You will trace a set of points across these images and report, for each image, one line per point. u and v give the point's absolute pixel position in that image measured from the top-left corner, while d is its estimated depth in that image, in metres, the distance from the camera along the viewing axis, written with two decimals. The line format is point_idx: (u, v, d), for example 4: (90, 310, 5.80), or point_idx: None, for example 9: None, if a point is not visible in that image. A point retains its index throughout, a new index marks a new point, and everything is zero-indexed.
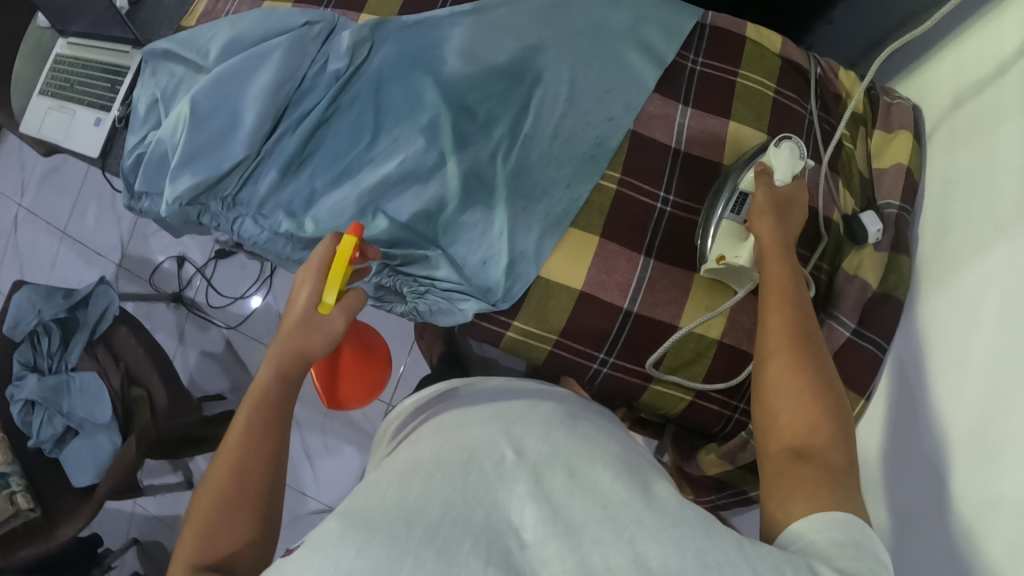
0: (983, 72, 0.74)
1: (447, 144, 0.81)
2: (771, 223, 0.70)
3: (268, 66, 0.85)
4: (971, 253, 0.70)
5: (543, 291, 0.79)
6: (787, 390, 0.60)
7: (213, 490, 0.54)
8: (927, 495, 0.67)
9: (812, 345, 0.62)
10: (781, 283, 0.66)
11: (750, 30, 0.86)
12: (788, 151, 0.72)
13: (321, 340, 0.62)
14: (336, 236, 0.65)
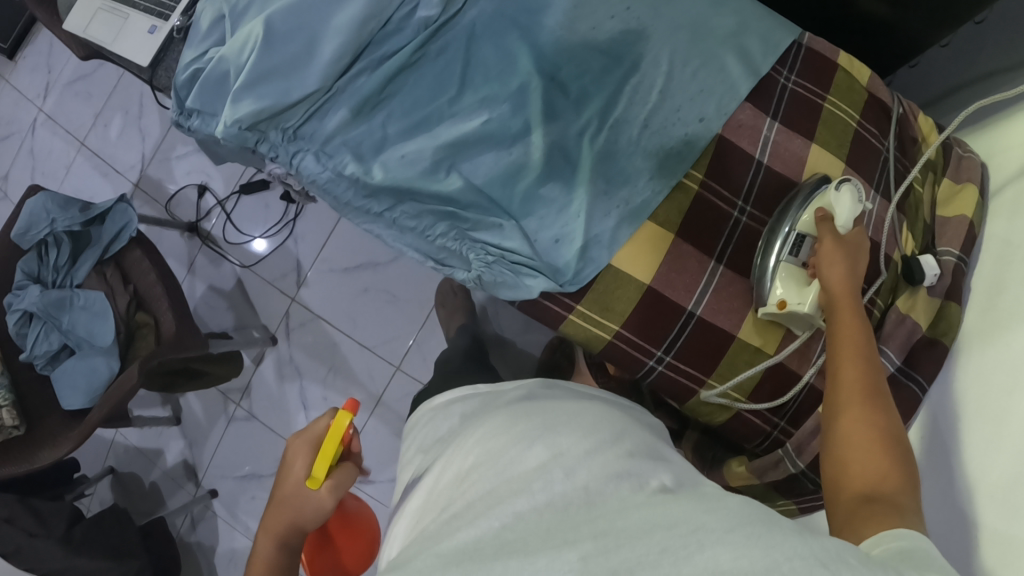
0: None
1: (535, 114, 0.80)
2: (841, 270, 0.69)
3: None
4: (1023, 313, 0.71)
5: (611, 279, 0.78)
6: (857, 435, 0.58)
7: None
8: (950, 542, 0.68)
9: (884, 397, 0.60)
10: (851, 331, 0.65)
11: (843, 58, 0.87)
12: (849, 195, 0.72)
13: (312, 514, 0.64)
14: (330, 409, 0.67)
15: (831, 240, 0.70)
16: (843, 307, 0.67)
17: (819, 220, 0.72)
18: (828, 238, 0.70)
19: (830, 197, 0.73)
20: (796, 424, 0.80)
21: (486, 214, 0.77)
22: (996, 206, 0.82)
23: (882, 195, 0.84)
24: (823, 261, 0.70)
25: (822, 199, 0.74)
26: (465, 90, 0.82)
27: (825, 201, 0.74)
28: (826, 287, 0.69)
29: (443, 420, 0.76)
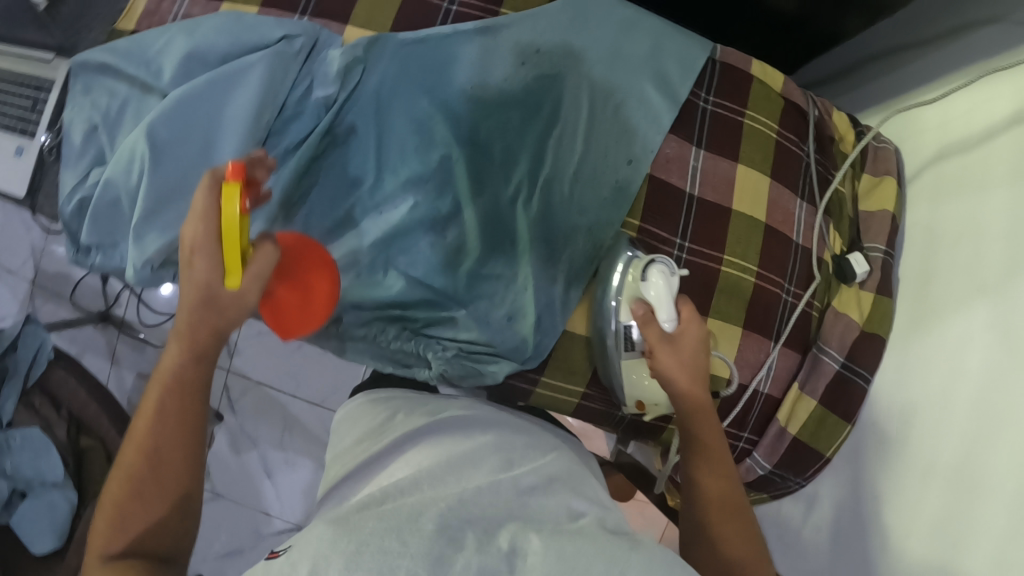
0: (972, 131, 0.79)
1: (463, 191, 0.78)
2: (677, 368, 0.67)
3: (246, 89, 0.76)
4: (955, 305, 0.77)
5: (569, 344, 0.78)
6: (733, 550, 0.63)
7: (110, 508, 0.53)
8: (904, 511, 0.76)
9: (742, 504, 0.66)
10: (708, 444, 0.67)
11: (756, 67, 0.87)
12: (658, 283, 0.68)
13: (234, 314, 0.58)
14: (212, 183, 0.54)
15: (662, 347, 0.68)
16: (700, 415, 0.68)
17: (642, 317, 0.69)
18: (659, 347, 0.68)
19: (640, 288, 0.70)
20: (758, 433, 0.84)
21: (436, 309, 0.76)
22: (913, 195, 0.86)
23: (808, 203, 0.87)
24: (660, 369, 0.68)
25: (631, 290, 0.71)
26: (386, 171, 0.78)
27: (634, 291, 0.71)
28: (665, 381, 0.68)
29: (369, 414, 0.71)
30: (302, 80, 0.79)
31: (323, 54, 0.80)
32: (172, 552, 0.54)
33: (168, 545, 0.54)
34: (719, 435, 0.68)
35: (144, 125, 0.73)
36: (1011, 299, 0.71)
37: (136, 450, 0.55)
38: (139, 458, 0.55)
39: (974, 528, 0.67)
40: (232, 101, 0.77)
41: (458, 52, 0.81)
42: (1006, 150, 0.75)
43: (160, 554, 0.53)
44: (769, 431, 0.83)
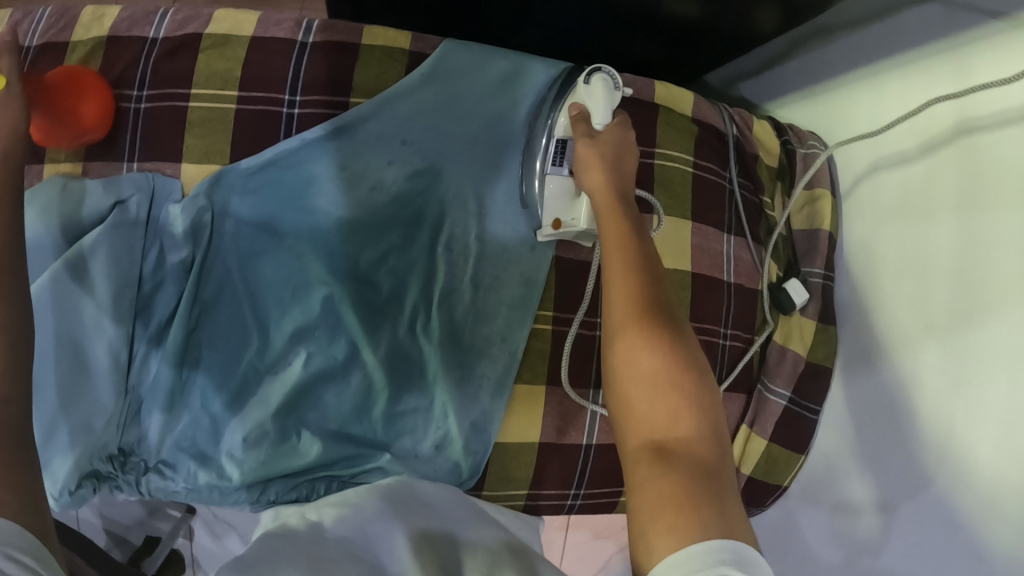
0: (906, 147, 0.72)
1: (355, 330, 0.72)
2: (606, 178, 0.64)
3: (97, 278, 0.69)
4: (902, 346, 0.72)
5: (503, 454, 0.76)
6: (643, 386, 0.50)
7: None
8: (875, 498, 0.72)
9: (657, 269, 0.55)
10: (617, 252, 0.56)
11: (660, 92, 0.78)
12: (600, 86, 0.68)
13: (15, 109, 0.59)
14: None
15: (599, 167, 0.64)
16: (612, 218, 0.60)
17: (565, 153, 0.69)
18: (586, 158, 0.65)
19: (581, 93, 0.70)
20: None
21: (362, 459, 0.73)
22: (852, 210, 0.80)
23: (737, 234, 0.80)
24: (591, 186, 0.64)
25: (576, 97, 0.71)
26: (272, 327, 0.73)
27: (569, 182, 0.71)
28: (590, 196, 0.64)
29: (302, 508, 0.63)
30: (152, 245, 0.72)
31: (164, 209, 0.72)
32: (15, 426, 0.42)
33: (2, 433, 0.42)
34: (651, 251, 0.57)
35: None
36: (958, 334, 0.66)
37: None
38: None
39: (938, 554, 0.66)
40: (92, 295, 0.69)
41: (311, 170, 0.73)
42: (948, 170, 0.67)
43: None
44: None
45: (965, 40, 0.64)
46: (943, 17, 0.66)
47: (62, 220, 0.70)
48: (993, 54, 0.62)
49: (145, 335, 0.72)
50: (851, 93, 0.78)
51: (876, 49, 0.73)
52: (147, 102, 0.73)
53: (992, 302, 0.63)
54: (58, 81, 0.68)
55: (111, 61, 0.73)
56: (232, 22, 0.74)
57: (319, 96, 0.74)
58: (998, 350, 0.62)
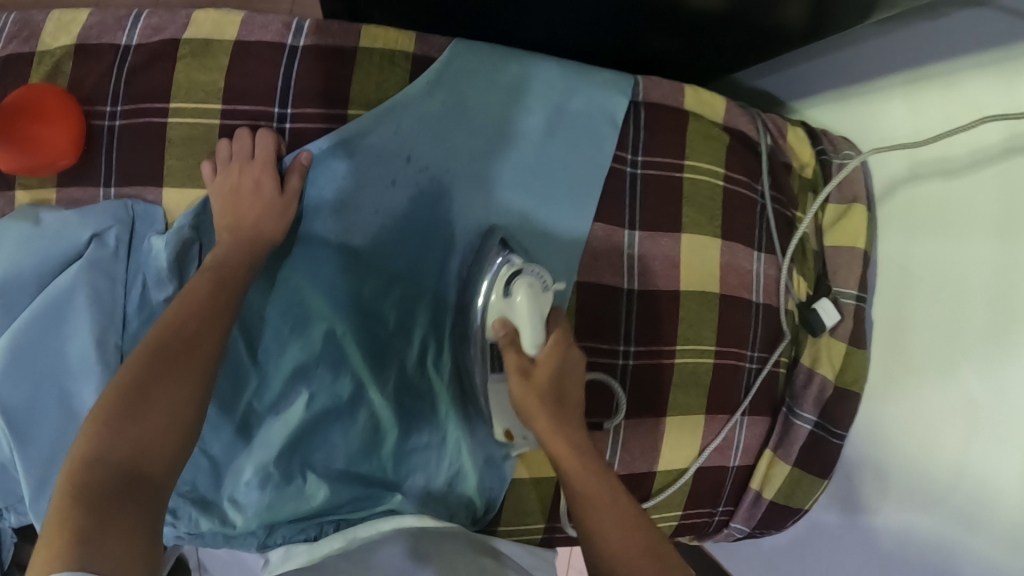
0: (954, 157, 0.65)
1: (361, 368, 0.68)
2: (551, 354, 0.59)
3: (80, 322, 0.65)
4: (934, 369, 0.67)
5: (520, 486, 0.73)
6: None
7: (39, 552, 0.38)
8: (901, 529, 0.69)
9: (596, 451, 0.55)
10: (568, 456, 0.54)
11: (689, 98, 0.71)
12: (528, 293, 0.60)
13: None
14: None
15: (546, 411, 0.56)
16: (534, 408, 0.56)
17: (508, 341, 0.60)
18: (512, 372, 0.57)
19: (508, 303, 0.62)
20: (734, 502, 0.78)
21: (370, 499, 0.70)
22: (886, 220, 0.75)
23: (766, 251, 0.75)
24: (544, 435, 0.56)
25: (500, 307, 0.63)
26: (269, 366, 0.68)
27: (502, 309, 0.62)
28: (520, 391, 0.57)
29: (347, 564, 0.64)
30: (136, 280, 0.68)
31: (145, 240, 0.67)
32: (143, 498, 0.44)
33: (153, 474, 0.46)
34: (577, 423, 0.57)
35: None
36: (997, 369, 0.61)
37: (72, 464, 0.43)
38: (105, 468, 0.44)
39: (967, 572, 0.63)
40: (77, 336, 0.65)
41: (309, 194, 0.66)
42: (994, 189, 0.61)
43: (133, 467, 0.45)
44: (744, 499, 0.78)
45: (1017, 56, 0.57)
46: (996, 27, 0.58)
47: (37, 256, 0.65)
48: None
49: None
50: (892, 97, 0.71)
51: (917, 55, 0.66)
52: (122, 119, 0.67)
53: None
54: (16, 109, 0.63)
55: (81, 78, 0.67)
56: (213, 25, 0.67)
57: (312, 108, 0.66)
58: None
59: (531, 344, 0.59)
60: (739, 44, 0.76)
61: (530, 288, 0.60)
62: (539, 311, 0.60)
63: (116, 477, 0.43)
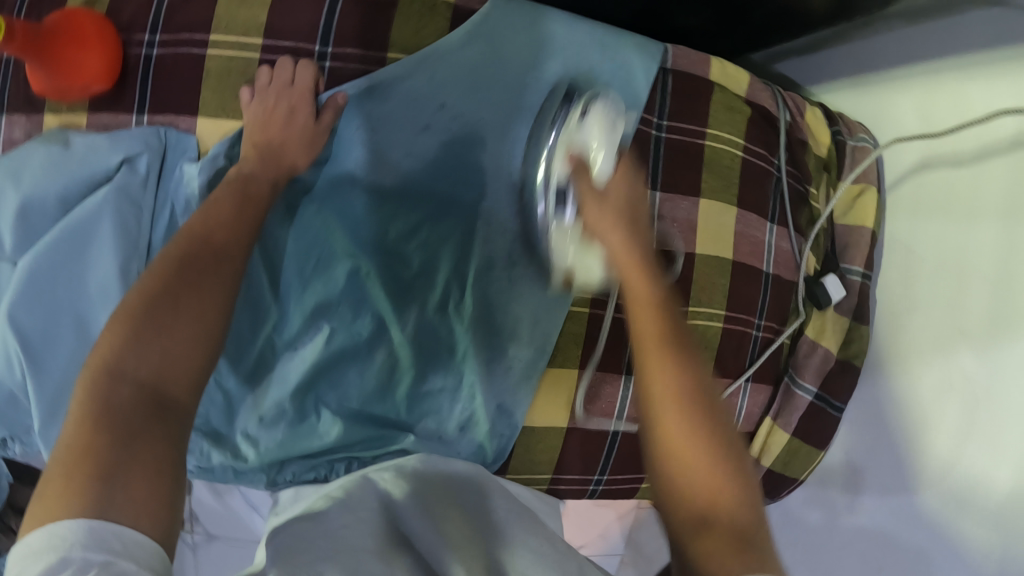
0: (961, 147, 0.67)
1: (383, 307, 0.69)
2: (627, 239, 0.60)
3: (104, 246, 0.65)
4: (933, 348, 0.69)
5: (529, 438, 0.75)
6: (684, 452, 0.49)
7: (61, 476, 0.44)
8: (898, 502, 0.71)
9: (679, 336, 0.54)
10: (642, 297, 0.56)
11: (714, 69, 0.74)
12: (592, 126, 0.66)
13: None
14: None
15: (619, 229, 0.61)
16: (632, 276, 0.57)
17: (576, 172, 0.64)
18: (607, 230, 0.61)
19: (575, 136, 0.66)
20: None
21: (382, 440, 0.71)
22: (893, 207, 0.77)
23: (778, 223, 0.77)
24: (613, 248, 0.60)
25: (569, 137, 0.67)
26: (290, 301, 0.69)
27: (567, 139, 0.67)
28: (609, 253, 0.60)
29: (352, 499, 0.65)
30: (163, 209, 0.68)
31: (175, 169, 0.67)
32: (161, 421, 0.49)
33: (176, 392, 0.51)
34: (671, 304, 0.56)
35: (8, 317, 0.63)
36: (995, 345, 0.63)
37: (96, 379, 0.48)
38: (127, 386, 0.49)
39: (954, 542, 0.65)
40: (100, 262, 0.65)
41: (342, 133, 0.68)
42: (1002, 176, 0.63)
43: (154, 388, 0.50)
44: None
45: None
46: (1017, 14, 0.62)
47: (65, 178, 0.66)
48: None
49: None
50: (907, 82, 0.73)
51: (936, 42, 0.69)
52: (159, 48, 0.67)
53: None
54: (54, 31, 0.62)
55: (118, 6, 0.68)
56: None
57: (350, 49, 0.67)
58: None
59: (601, 171, 0.65)
60: (761, 26, 0.77)
61: (603, 113, 0.66)
62: (606, 136, 0.66)
63: (141, 392, 0.49)
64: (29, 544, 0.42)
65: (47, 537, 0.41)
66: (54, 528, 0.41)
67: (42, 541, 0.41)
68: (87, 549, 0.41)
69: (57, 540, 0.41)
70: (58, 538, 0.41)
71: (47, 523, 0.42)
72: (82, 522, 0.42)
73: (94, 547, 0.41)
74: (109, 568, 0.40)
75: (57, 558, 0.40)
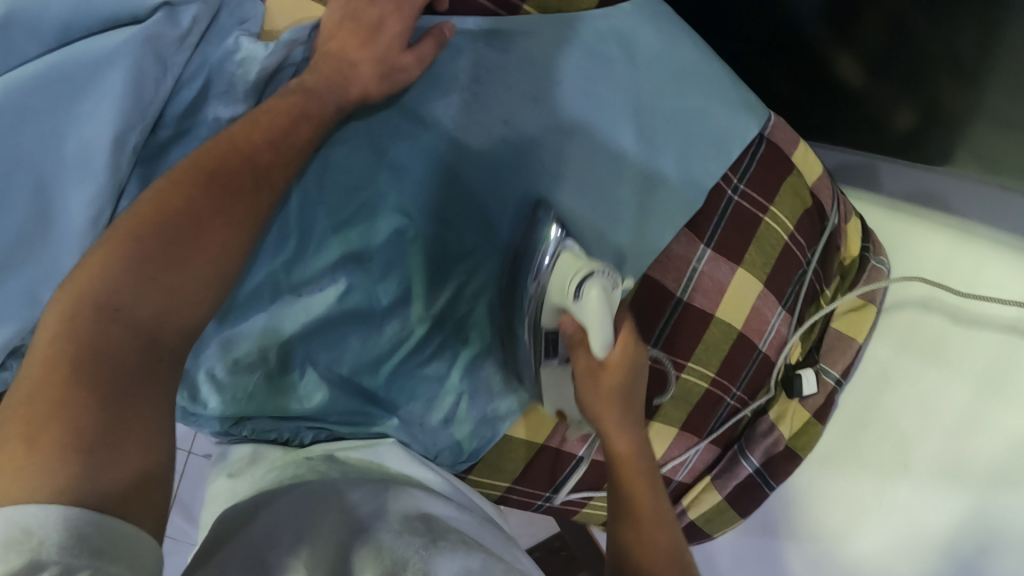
0: (964, 304, 0.78)
1: (416, 277, 0.63)
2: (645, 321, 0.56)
3: (106, 100, 0.51)
4: (875, 466, 0.80)
5: (504, 446, 0.72)
6: (639, 530, 0.55)
7: (20, 442, 0.33)
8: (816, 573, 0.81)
9: (649, 467, 0.59)
10: (622, 328, 0.59)
11: (797, 151, 0.74)
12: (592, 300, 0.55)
13: None
14: None
15: (615, 412, 0.58)
16: (616, 315, 0.60)
17: (575, 336, 0.57)
18: (581, 367, 0.58)
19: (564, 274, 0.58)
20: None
21: (361, 417, 0.65)
22: (886, 328, 0.82)
23: (788, 309, 0.78)
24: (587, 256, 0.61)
25: (564, 300, 0.58)
26: (311, 245, 0.60)
27: (564, 301, 0.57)
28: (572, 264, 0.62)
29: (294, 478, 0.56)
30: (194, 79, 0.56)
31: (226, 37, 0.56)
32: (148, 388, 0.39)
33: (173, 342, 0.42)
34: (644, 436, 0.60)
35: None
36: (930, 483, 0.77)
37: (80, 308, 0.38)
38: (120, 330, 0.39)
39: None
40: (93, 121, 0.51)
41: (449, 69, 0.62)
42: (990, 349, 0.76)
43: (149, 336, 0.40)
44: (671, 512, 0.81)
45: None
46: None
47: None
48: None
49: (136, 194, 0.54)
50: (931, 229, 0.81)
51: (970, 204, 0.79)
52: None
53: (970, 476, 0.75)
54: None
55: None
56: None
57: None
58: (948, 512, 0.75)
59: (600, 346, 0.56)
60: (831, 123, 0.86)
61: (603, 288, 0.56)
62: (609, 309, 0.56)
63: (133, 334, 0.39)
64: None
65: (3, 531, 0.30)
66: (9, 520, 0.30)
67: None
68: (70, 554, 0.30)
69: (20, 536, 0.30)
70: (18, 534, 0.30)
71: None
72: (54, 513, 0.31)
73: (74, 547, 0.31)
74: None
75: (22, 563, 0.29)
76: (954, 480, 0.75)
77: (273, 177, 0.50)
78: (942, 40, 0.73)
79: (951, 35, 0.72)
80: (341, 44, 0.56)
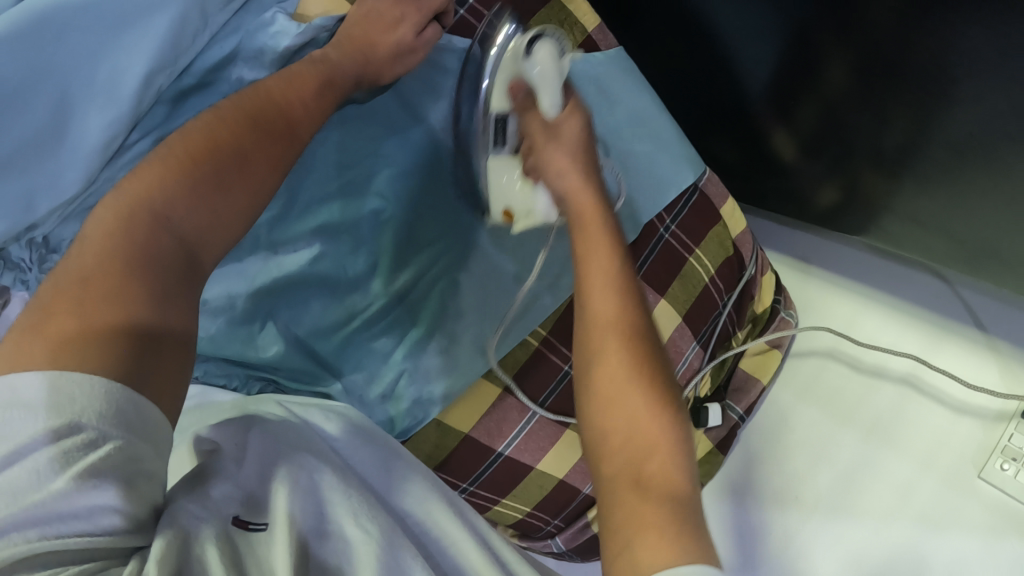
0: (861, 361, 0.90)
1: (381, 255, 0.72)
2: (585, 179, 0.59)
3: (146, 39, 0.60)
4: (772, 495, 0.87)
5: (432, 430, 0.77)
6: (614, 399, 0.50)
7: (68, 314, 0.41)
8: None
9: (641, 327, 0.52)
10: (595, 233, 0.55)
11: (727, 206, 0.84)
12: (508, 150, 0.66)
13: None
14: None
15: (611, 275, 0.53)
16: (588, 221, 0.56)
17: (524, 104, 0.62)
18: (539, 136, 0.61)
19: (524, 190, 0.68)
20: (566, 521, 0.87)
21: (309, 381, 0.70)
22: (788, 375, 0.92)
23: (702, 345, 0.86)
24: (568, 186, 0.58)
25: (512, 66, 0.61)
26: (295, 211, 0.70)
27: (516, 66, 0.61)
28: (569, 197, 0.58)
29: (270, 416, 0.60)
30: (227, 39, 0.65)
31: (264, 12, 0.65)
32: (181, 285, 0.46)
33: (203, 257, 0.49)
34: (654, 331, 0.53)
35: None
36: (822, 514, 0.84)
37: (134, 211, 0.46)
38: (167, 237, 0.47)
39: None
40: (126, 54, 0.60)
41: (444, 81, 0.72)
42: (885, 401, 0.88)
43: (187, 247, 0.48)
44: (576, 521, 0.86)
45: (951, 331, 0.87)
46: (935, 295, 0.89)
47: None
48: (962, 350, 0.86)
49: (147, 129, 0.63)
50: (835, 294, 0.93)
51: (879, 282, 0.91)
52: None
53: (860, 510, 0.83)
54: None
55: None
56: None
57: (487, 15, 0.71)
58: (837, 542, 0.83)
59: (551, 105, 0.60)
60: (764, 191, 0.93)
61: (548, 52, 0.60)
62: (557, 72, 0.60)
63: (177, 244, 0.47)
64: (15, 391, 0.37)
65: (50, 394, 0.37)
66: (61, 377, 0.38)
67: (38, 396, 0.37)
68: (102, 422, 0.38)
69: (63, 401, 0.37)
70: (60, 397, 0.37)
71: (48, 372, 0.38)
72: (93, 384, 0.38)
73: (108, 417, 0.38)
74: (121, 450, 0.38)
75: (62, 423, 0.37)
76: (842, 514, 0.84)
77: (304, 132, 0.58)
78: (870, 133, 0.76)
79: (878, 129, 0.75)
80: (364, 31, 0.64)
